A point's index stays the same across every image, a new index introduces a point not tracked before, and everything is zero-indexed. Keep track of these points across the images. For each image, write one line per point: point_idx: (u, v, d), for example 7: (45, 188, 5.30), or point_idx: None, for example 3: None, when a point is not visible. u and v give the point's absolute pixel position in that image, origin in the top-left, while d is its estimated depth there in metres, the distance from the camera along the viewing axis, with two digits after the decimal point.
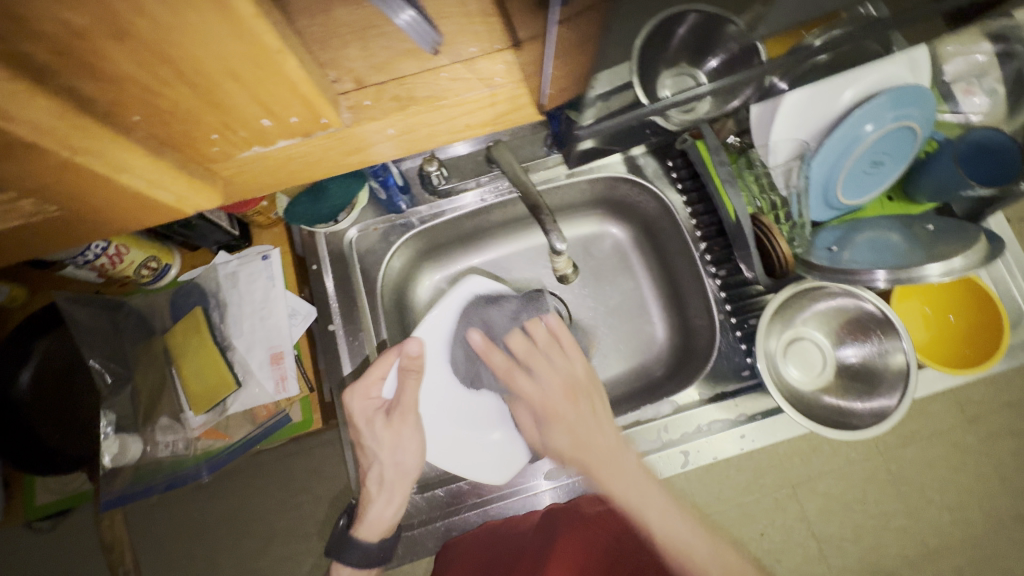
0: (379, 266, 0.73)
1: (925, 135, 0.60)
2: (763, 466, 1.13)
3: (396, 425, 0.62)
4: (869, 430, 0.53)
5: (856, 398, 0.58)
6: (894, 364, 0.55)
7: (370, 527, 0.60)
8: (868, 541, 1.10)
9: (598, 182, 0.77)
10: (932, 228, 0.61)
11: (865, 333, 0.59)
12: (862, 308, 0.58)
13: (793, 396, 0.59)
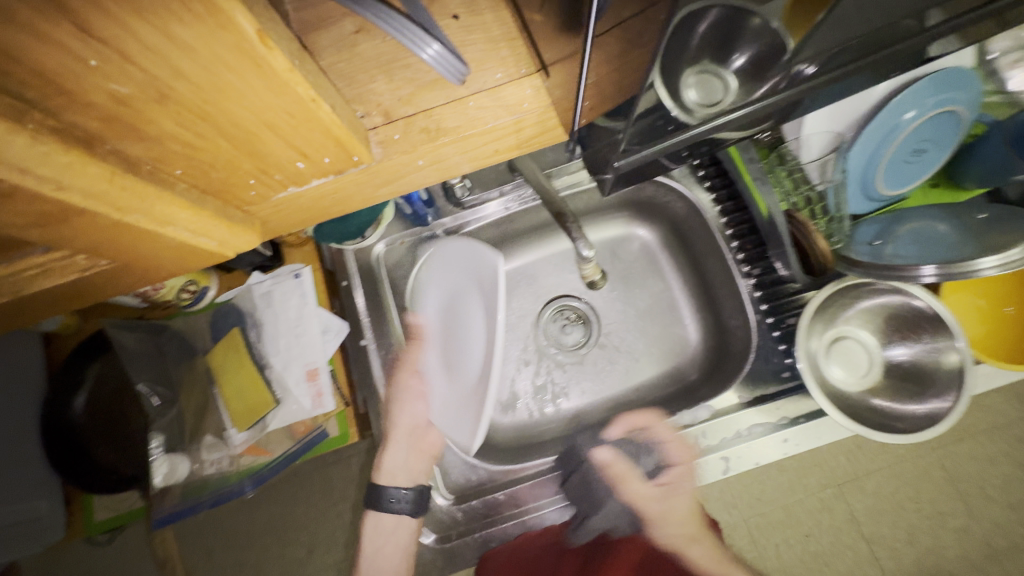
0: (407, 279, 0.74)
1: (971, 119, 0.57)
2: (807, 466, 1.09)
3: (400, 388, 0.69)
4: (917, 434, 0.51)
5: (905, 399, 0.55)
6: (947, 363, 0.52)
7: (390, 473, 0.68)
8: (923, 541, 1.05)
9: (622, 184, 0.76)
10: (984, 217, 0.57)
11: (915, 330, 0.56)
12: (911, 304, 0.55)
13: (837, 397, 0.57)
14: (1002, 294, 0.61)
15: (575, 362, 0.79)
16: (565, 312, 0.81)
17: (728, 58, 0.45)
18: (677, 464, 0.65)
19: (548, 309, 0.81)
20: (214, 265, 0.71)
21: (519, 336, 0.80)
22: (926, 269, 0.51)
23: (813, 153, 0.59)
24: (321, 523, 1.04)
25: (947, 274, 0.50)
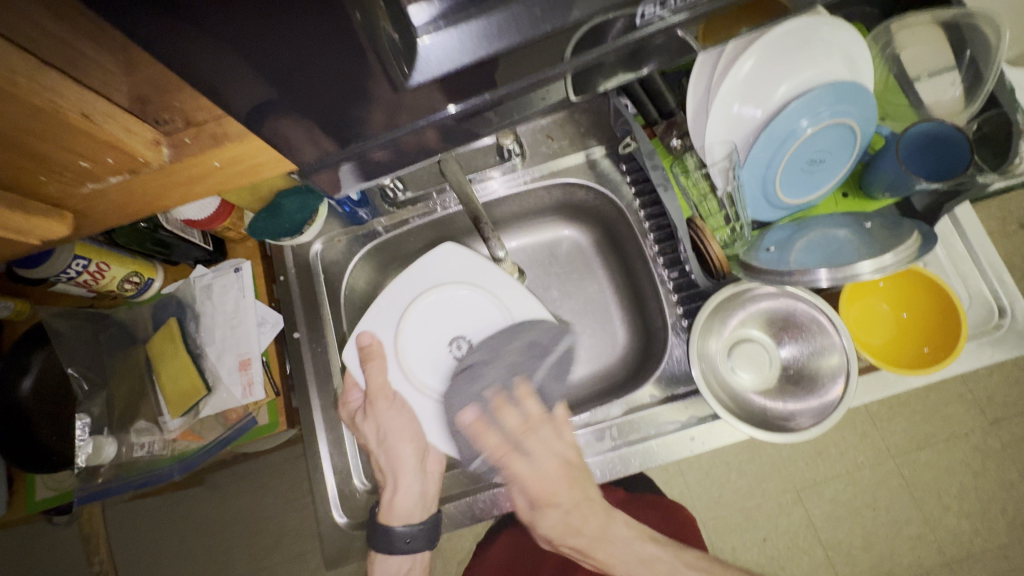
0: (342, 276, 0.77)
1: (870, 131, 0.59)
2: (766, 471, 1.26)
3: (373, 414, 0.67)
4: (808, 431, 0.53)
5: (802, 389, 0.58)
6: (830, 362, 0.55)
7: (392, 513, 0.64)
8: (879, 548, 1.19)
9: (555, 187, 0.78)
10: (872, 226, 0.61)
11: (804, 333, 0.59)
12: (800, 308, 0.58)
13: (735, 398, 0.59)
14: (903, 301, 0.63)
15: None
16: None
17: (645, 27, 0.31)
18: (590, 458, 0.68)
19: None
20: (160, 258, 0.75)
21: None
22: (820, 272, 0.53)
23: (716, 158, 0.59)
24: (284, 513, 1.07)
25: (849, 271, 0.52)
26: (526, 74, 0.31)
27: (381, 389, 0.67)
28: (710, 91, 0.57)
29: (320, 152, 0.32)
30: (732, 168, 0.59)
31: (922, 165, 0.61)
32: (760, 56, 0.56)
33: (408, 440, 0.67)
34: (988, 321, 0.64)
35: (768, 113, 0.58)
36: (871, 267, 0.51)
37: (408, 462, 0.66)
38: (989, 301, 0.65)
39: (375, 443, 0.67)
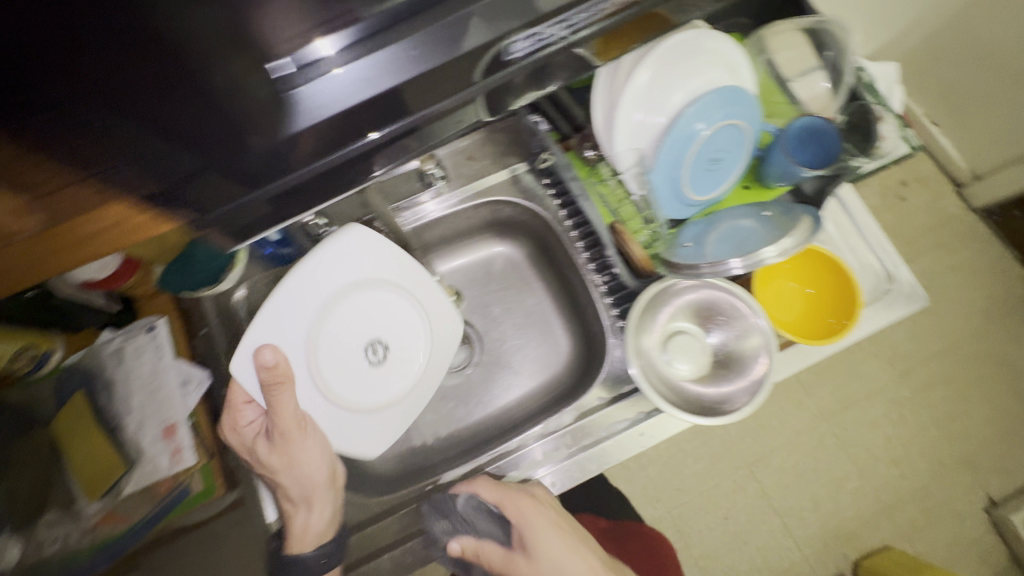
0: None
1: (757, 128, 0.65)
2: (718, 452, 1.44)
3: (281, 446, 0.61)
4: (743, 411, 0.57)
5: (730, 371, 0.62)
6: (751, 342, 0.60)
7: (304, 538, 0.62)
8: (825, 506, 1.42)
9: (483, 207, 0.80)
10: (770, 214, 0.67)
11: (724, 319, 0.63)
12: (718, 296, 0.62)
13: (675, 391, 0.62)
14: (808, 278, 0.69)
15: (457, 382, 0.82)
16: None
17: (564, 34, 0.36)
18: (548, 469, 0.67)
19: None
20: (60, 327, 0.68)
21: None
22: (734, 261, 0.58)
23: (627, 164, 0.64)
24: None
25: (755, 256, 0.57)
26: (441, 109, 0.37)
27: (289, 417, 0.59)
28: (613, 105, 0.61)
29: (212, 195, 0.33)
30: (642, 172, 0.64)
31: (809, 156, 0.68)
32: (654, 65, 0.60)
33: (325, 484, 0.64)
34: (880, 287, 0.71)
35: (668, 118, 0.63)
36: (775, 249, 0.56)
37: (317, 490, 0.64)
38: (877, 270, 0.73)
39: (283, 472, 0.62)
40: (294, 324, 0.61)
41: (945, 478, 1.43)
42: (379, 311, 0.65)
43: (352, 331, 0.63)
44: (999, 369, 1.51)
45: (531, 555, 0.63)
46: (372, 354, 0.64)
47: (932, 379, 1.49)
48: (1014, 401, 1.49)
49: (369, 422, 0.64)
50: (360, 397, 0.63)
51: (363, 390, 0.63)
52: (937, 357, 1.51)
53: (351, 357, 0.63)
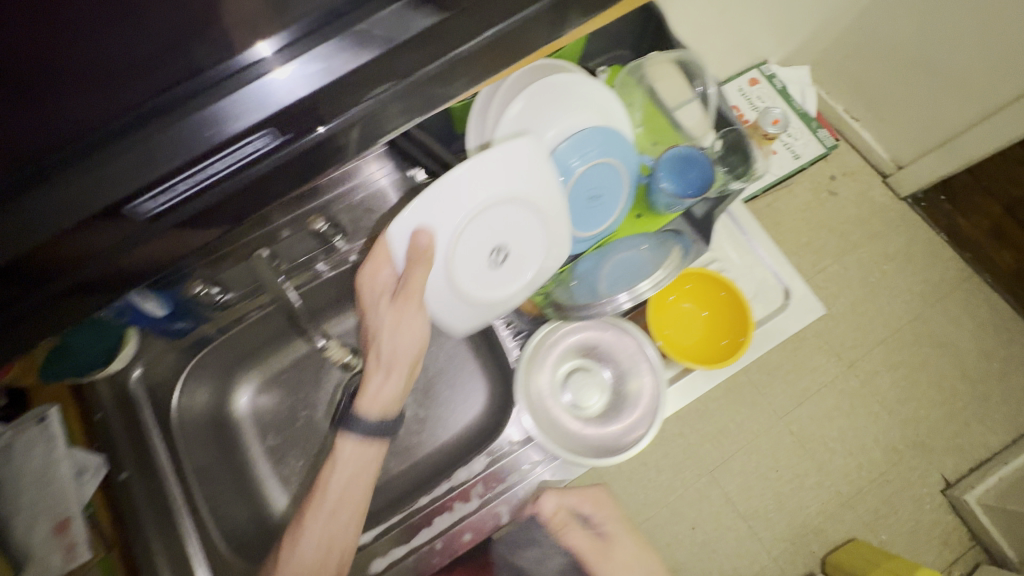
0: (172, 397, 0.72)
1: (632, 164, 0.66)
2: (680, 461, 1.37)
3: (400, 308, 0.58)
4: (635, 448, 0.57)
5: (615, 417, 0.63)
6: (638, 379, 0.62)
7: (374, 401, 0.64)
8: (790, 505, 1.37)
9: None
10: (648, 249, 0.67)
11: (614, 358, 0.65)
12: (605, 336, 0.65)
13: (570, 434, 0.61)
14: (705, 300, 0.71)
15: None
16: None
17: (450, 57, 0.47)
18: (460, 521, 0.66)
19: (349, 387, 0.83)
20: None
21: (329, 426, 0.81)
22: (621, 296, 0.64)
23: None
24: None
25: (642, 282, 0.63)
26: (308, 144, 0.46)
27: (382, 285, 0.60)
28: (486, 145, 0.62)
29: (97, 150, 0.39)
30: None
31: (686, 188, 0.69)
32: (526, 100, 0.62)
33: (359, 492, 0.64)
34: (778, 301, 0.73)
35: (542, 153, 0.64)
36: (649, 283, 0.63)
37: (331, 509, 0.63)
38: (771, 281, 0.74)
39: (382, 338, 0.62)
40: (451, 223, 0.54)
41: (903, 464, 1.42)
42: (520, 227, 0.59)
43: (518, 214, 0.58)
44: (941, 350, 1.50)
45: (571, 533, 0.69)
46: (493, 261, 0.59)
47: (882, 364, 1.48)
48: (964, 380, 1.49)
49: (488, 286, 0.61)
50: (487, 281, 0.61)
51: (478, 283, 0.60)
52: (885, 343, 1.50)
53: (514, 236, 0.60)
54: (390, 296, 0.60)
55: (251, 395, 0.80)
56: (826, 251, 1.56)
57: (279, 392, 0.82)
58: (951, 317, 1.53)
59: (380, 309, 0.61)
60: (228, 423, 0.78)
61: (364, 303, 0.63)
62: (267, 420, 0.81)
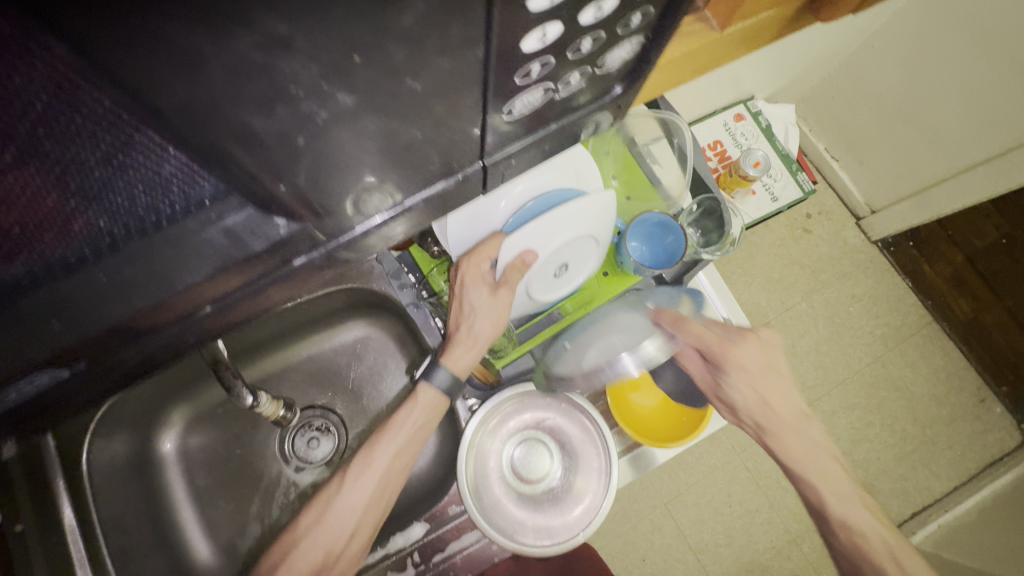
0: (89, 444, 0.63)
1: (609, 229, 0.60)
2: (635, 490, 1.36)
3: (498, 298, 0.57)
4: (557, 546, 0.55)
5: (554, 505, 0.59)
6: (581, 478, 0.59)
7: (454, 362, 0.60)
8: (739, 541, 1.36)
9: (345, 294, 0.74)
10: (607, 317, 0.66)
11: (566, 445, 0.61)
12: (560, 420, 0.61)
13: (501, 512, 0.57)
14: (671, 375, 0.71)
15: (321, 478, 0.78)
16: (311, 423, 0.78)
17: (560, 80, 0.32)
18: None
19: (287, 432, 0.78)
20: None
21: (265, 468, 0.76)
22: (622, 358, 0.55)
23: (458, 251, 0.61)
24: None
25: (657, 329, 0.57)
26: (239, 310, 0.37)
27: (475, 273, 0.57)
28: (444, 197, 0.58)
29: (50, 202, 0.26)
30: None
31: (649, 253, 0.67)
32: None
33: (403, 464, 0.61)
34: None
35: (510, 205, 0.60)
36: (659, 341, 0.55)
37: (381, 472, 0.60)
38: None
39: (472, 316, 0.59)
40: (547, 244, 0.56)
41: None
42: (584, 250, 0.60)
43: (592, 245, 0.60)
44: (897, 394, 1.43)
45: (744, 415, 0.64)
46: (557, 275, 0.60)
47: (844, 406, 1.42)
48: (912, 425, 1.42)
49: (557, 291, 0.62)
50: (555, 294, 0.62)
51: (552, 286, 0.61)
52: (850, 382, 1.43)
53: (585, 258, 0.61)
54: (489, 288, 0.57)
55: (182, 435, 0.75)
56: (797, 287, 1.47)
57: (211, 430, 0.76)
58: (908, 364, 1.45)
59: (473, 288, 0.58)
60: (151, 463, 0.72)
61: (458, 280, 0.58)
62: (199, 459, 0.75)
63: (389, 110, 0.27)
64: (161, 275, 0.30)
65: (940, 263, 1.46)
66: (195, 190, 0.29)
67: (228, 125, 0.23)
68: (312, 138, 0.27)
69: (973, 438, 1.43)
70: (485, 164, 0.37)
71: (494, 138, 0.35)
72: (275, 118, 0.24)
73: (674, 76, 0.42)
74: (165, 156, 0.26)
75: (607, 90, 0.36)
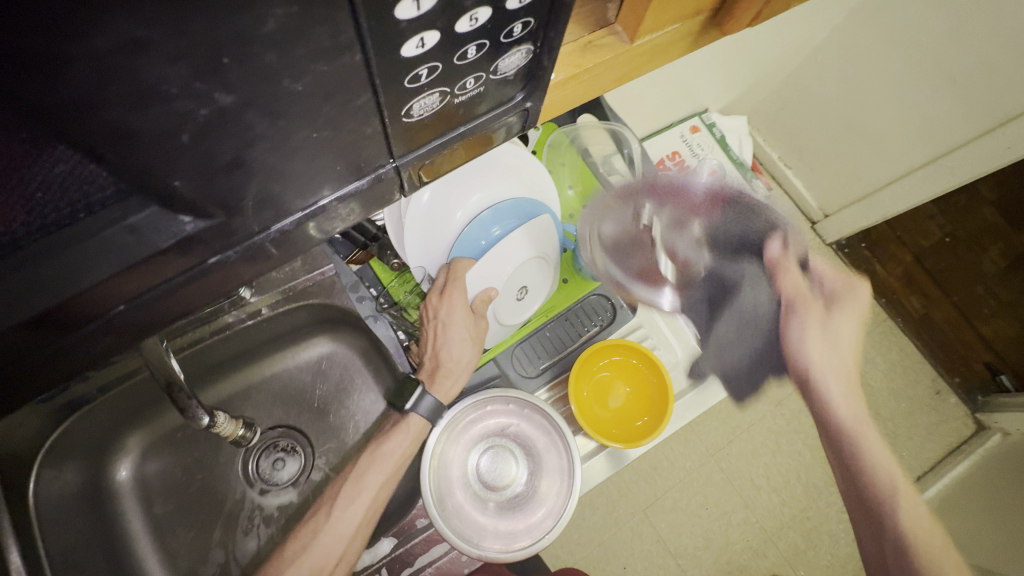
0: (34, 479, 0.61)
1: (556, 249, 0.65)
2: (615, 499, 1.36)
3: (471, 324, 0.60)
4: (525, 550, 0.56)
5: (521, 510, 0.59)
6: (546, 482, 0.60)
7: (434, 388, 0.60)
8: (718, 543, 1.38)
9: (305, 311, 0.74)
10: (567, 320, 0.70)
11: (530, 450, 0.61)
12: (523, 424, 0.61)
13: (467, 522, 0.58)
14: (632, 378, 0.70)
15: (288, 499, 0.76)
16: (276, 444, 0.77)
17: (457, 81, 0.34)
18: None
19: (250, 453, 0.76)
20: None
21: (228, 493, 0.74)
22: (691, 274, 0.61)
23: (414, 260, 0.62)
24: None
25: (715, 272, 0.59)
26: (175, 306, 0.37)
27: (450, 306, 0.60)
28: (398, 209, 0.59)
29: None
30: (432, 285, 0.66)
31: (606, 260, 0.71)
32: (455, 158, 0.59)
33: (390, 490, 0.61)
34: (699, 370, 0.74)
35: (467, 215, 0.62)
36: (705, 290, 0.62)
37: (369, 501, 0.60)
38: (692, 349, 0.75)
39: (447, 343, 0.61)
40: (503, 271, 0.60)
41: (832, 502, 1.43)
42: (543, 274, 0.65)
43: (550, 270, 0.65)
44: None
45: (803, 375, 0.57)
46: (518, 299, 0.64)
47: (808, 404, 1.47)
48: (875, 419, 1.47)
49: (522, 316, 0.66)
50: (519, 319, 0.66)
51: (518, 312, 0.65)
52: None
53: (546, 285, 0.66)
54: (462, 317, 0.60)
55: (137, 465, 0.72)
56: None
57: (169, 456, 0.74)
58: (867, 360, 1.50)
59: (447, 320, 0.60)
60: (105, 495, 0.69)
61: (433, 313, 0.61)
62: (156, 487, 0.72)
63: (307, 101, 0.28)
64: (44, 286, 0.29)
65: (891, 263, 1.55)
66: (93, 191, 0.28)
67: (151, 119, 0.24)
68: (202, 147, 0.27)
69: (934, 428, 1.47)
70: (396, 164, 0.38)
71: (397, 139, 0.36)
72: (155, 130, 0.25)
73: (588, 88, 0.43)
74: (59, 153, 0.25)
75: (510, 97, 0.38)
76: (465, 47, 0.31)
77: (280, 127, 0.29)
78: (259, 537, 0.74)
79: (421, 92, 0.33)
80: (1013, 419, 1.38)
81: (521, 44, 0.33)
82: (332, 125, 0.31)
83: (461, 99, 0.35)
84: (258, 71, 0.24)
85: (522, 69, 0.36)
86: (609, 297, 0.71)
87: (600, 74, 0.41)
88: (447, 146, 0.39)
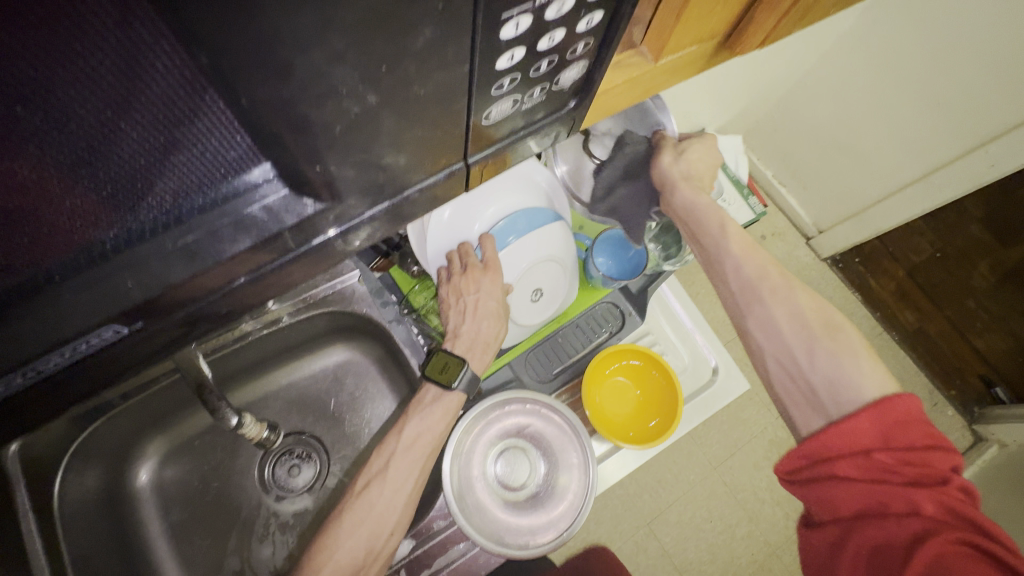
0: (58, 481, 0.62)
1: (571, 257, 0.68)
2: (619, 512, 1.36)
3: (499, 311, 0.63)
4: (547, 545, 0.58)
5: (540, 506, 0.61)
6: (564, 478, 0.62)
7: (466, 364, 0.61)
8: (722, 556, 1.38)
9: (326, 317, 0.76)
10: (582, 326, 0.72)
11: (547, 448, 0.63)
12: (540, 423, 0.63)
13: (489, 520, 0.59)
14: (641, 380, 0.73)
15: (303, 506, 0.77)
16: (292, 451, 0.78)
17: (527, 89, 0.35)
18: None
19: (267, 459, 0.77)
20: None
21: (245, 498, 0.75)
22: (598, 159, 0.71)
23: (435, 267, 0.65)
24: None
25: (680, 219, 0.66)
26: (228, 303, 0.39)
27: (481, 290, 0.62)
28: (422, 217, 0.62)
29: (127, 169, 0.27)
30: None
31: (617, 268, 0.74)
32: None
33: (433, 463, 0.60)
34: (707, 375, 0.76)
35: (483, 227, 0.65)
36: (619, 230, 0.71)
37: (420, 471, 0.59)
38: (699, 355, 0.77)
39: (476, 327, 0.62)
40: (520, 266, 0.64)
41: None
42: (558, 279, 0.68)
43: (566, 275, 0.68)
44: None
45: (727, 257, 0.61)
46: (531, 301, 0.67)
47: None
48: None
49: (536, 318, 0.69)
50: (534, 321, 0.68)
51: (533, 313, 0.68)
52: None
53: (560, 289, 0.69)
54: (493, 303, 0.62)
55: (155, 468, 0.74)
56: None
57: (187, 462, 0.75)
58: None
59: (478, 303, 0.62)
60: (123, 500, 0.70)
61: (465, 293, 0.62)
62: (173, 493, 0.74)
63: (395, 116, 0.30)
64: None
65: (884, 277, 1.56)
66: (230, 153, 0.29)
67: (257, 116, 0.26)
68: (293, 151, 0.29)
69: None
70: (469, 162, 0.40)
71: (475, 139, 0.37)
72: (257, 128, 0.27)
73: (621, 102, 0.46)
74: (216, 121, 0.27)
75: (562, 104, 0.41)
76: (537, 62, 0.33)
77: (361, 139, 0.31)
78: (274, 544, 0.75)
79: (494, 102, 0.35)
80: (1009, 430, 1.41)
81: (586, 57, 0.35)
82: (407, 138, 0.33)
83: (525, 107, 0.37)
84: (363, 85, 0.26)
85: (581, 79, 0.38)
86: (621, 303, 0.73)
87: (627, 88, 0.44)
88: (510, 146, 0.41)
